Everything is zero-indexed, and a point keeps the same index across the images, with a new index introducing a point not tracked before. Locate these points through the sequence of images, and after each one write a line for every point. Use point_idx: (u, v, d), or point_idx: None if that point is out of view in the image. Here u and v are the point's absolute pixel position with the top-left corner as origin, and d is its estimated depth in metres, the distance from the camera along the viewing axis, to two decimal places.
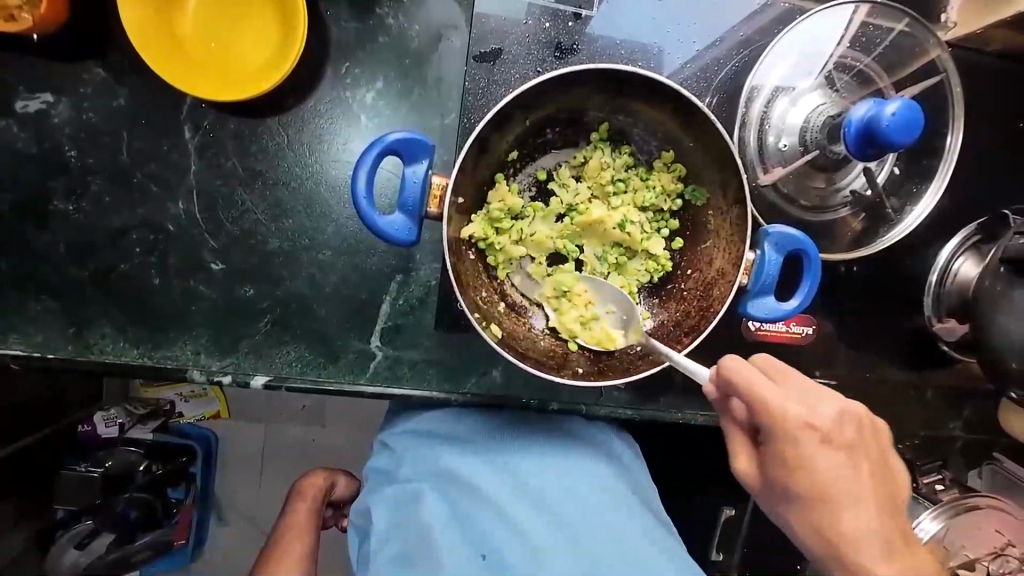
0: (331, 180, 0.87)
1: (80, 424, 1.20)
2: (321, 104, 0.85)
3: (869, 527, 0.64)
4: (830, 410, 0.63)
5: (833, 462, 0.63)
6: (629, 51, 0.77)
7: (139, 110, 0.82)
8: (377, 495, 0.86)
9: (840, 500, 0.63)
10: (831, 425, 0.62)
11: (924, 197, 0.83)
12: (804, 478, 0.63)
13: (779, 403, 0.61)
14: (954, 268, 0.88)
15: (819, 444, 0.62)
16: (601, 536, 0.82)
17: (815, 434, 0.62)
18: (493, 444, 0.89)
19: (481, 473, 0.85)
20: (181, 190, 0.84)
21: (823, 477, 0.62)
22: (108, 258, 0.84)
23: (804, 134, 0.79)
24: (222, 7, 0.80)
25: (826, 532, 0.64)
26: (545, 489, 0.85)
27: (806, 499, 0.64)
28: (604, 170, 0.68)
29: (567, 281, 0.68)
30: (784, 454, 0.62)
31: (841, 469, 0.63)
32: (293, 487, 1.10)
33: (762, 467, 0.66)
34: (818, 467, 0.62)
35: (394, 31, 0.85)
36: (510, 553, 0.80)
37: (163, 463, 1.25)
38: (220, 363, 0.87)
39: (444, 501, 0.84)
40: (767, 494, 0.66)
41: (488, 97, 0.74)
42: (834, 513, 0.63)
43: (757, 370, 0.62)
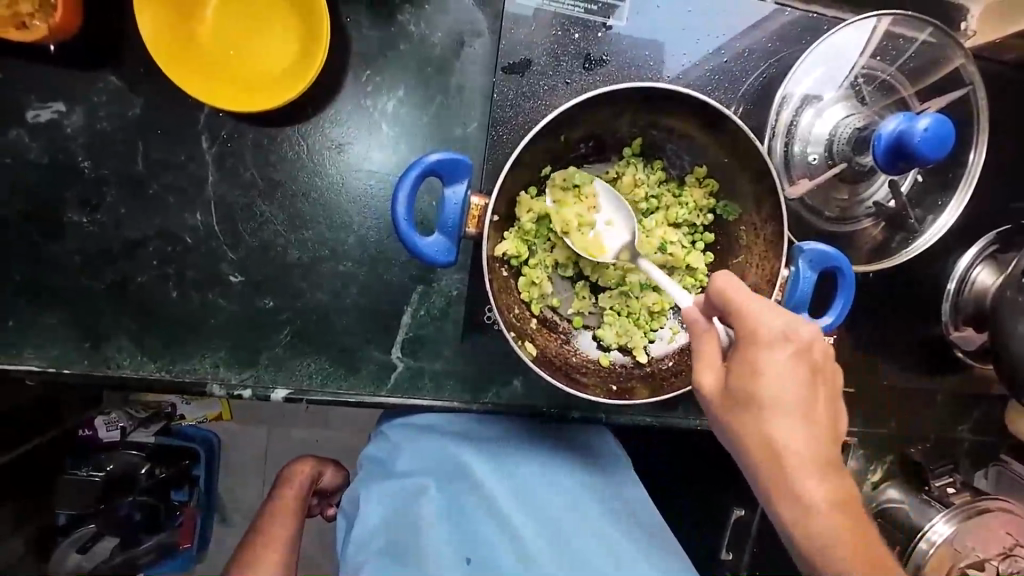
0: (352, 190, 0.85)
1: (82, 429, 1.17)
2: (340, 113, 0.84)
3: (807, 449, 0.58)
4: (813, 347, 0.58)
5: (779, 367, 0.56)
6: (658, 61, 0.76)
7: (155, 120, 0.80)
8: (369, 488, 0.87)
9: (769, 407, 0.57)
10: (803, 355, 0.57)
11: (947, 209, 0.84)
12: (767, 389, 0.57)
13: (750, 309, 0.57)
14: (972, 276, 0.89)
15: (778, 353, 0.56)
16: (590, 546, 0.85)
17: (771, 350, 0.57)
18: (498, 449, 0.89)
19: (484, 477, 0.87)
20: (199, 201, 0.83)
21: (775, 393, 0.57)
22: (124, 271, 0.83)
23: (831, 145, 0.78)
24: (239, 13, 0.78)
25: (766, 444, 0.58)
26: (540, 495, 0.87)
27: (760, 406, 0.57)
28: (636, 187, 0.69)
29: (578, 176, 0.67)
30: (748, 355, 0.57)
31: (786, 396, 0.57)
32: (279, 473, 1.06)
33: (727, 376, 0.59)
34: (780, 382, 0.57)
35: (416, 38, 0.83)
36: (500, 556, 0.83)
37: (166, 466, 1.25)
38: (240, 376, 0.85)
39: (439, 500, 0.86)
40: (744, 401, 0.58)
41: (516, 109, 0.73)
42: (767, 415, 0.57)
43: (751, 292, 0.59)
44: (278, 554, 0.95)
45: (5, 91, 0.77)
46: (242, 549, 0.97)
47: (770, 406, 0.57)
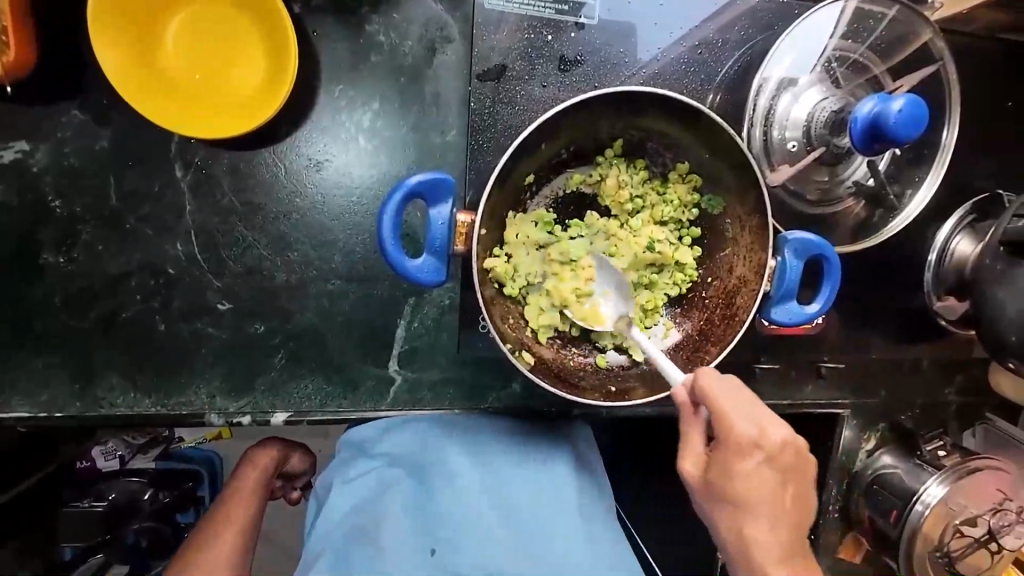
0: (334, 207, 0.84)
1: (78, 462, 1.14)
2: (315, 130, 0.82)
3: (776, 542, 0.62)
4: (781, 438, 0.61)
5: (759, 478, 0.60)
6: (633, 56, 0.76)
7: (125, 152, 0.78)
8: (337, 481, 0.85)
9: (752, 507, 0.61)
10: (778, 458, 0.61)
11: (924, 183, 0.86)
12: (744, 492, 0.61)
13: (732, 415, 0.59)
14: (951, 246, 0.91)
15: (758, 461, 0.60)
16: (557, 554, 0.81)
17: (754, 455, 0.60)
18: (478, 440, 0.87)
19: (454, 465, 0.85)
20: (179, 231, 0.81)
21: (754, 496, 0.61)
22: (108, 308, 0.81)
23: (808, 130, 0.79)
24: (202, 36, 0.75)
25: (740, 537, 0.62)
26: (509, 482, 0.85)
27: (739, 507, 0.61)
28: (621, 188, 0.69)
29: (575, 251, 0.67)
30: (727, 459, 0.60)
31: (761, 496, 0.61)
32: (245, 454, 1.00)
33: (706, 471, 0.62)
34: (759, 484, 0.61)
35: (387, 48, 0.81)
36: (459, 552, 0.80)
37: (168, 490, 1.20)
38: (237, 404, 0.85)
39: (408, 489, 0.85)
40: (711, 490, 0.62)
41: (495, 117, 0.72)
42: (743, 518, 0.62)
43: (740, 390, 0.62)
44: (238, 537, 0.91)
45: None
46: (201, 530, 0.93)
47: (739, 504, 0.61)
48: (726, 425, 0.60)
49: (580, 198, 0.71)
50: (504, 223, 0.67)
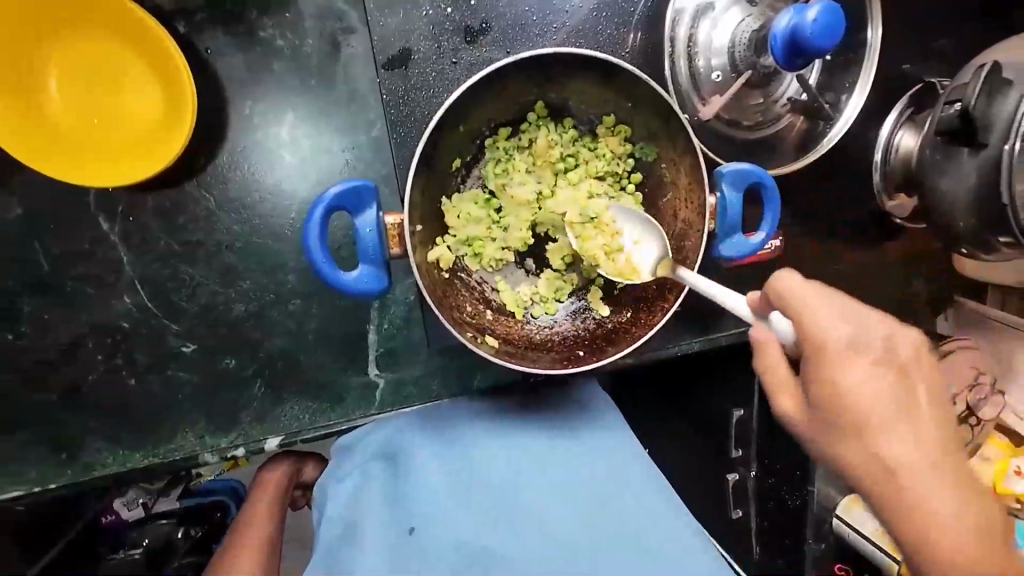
0: (274, 227, 0.82)
1: (104, 517, 1.09)
2: (236, 153, 0.79)
3: (915, 464, 0.51)
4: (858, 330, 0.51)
5: (867, 388, 0.50)
6: (541, 13, 0.73)
7: (44, 214, 0.75)
8: (332, 485, 0.87)
9: (875, 435, 0.51)
10: (833, 367, 0.51)
11: (857, 86, 0.84)
12: (857, 406, 0.51)
13: (818, 325, 0.51)
14: (895, 143, 0.90)
15: (863, 371, 0.50)
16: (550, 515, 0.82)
17: (848, 363, 0.51)
18: (458, 429, 0.88)
19: (434, 454, 0.86)
20: (123, 284, 0.79)
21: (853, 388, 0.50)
22: (71, 375, 0.80)
23: (732, 55, 0.77)
24: (87, 77, 0.71)
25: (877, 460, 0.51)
26: (489, 465, 0.85)
27: (844, 420, 0.51)
28: (555, 148, 0.67)
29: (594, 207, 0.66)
30: (823, 371, 0.51)
31: (867, 384, 0.50)
32: (257, 476, 1.03)
33: (805, 397, 0.54)
34: (836, 335, 0.51)
35: (288, 52, 0.77)
36: (436, 525, 0.80)
37: (200, 524, 1.15)
38: (227, 439, 0.85)
39: (390, 480, 0.86)
40: (771, 375, 0.56)
41: (411, 105, 0.70)
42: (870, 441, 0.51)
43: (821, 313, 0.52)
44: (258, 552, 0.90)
45: None
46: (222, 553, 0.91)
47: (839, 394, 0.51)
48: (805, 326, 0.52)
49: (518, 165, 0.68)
50: (442, 208, 0.66)
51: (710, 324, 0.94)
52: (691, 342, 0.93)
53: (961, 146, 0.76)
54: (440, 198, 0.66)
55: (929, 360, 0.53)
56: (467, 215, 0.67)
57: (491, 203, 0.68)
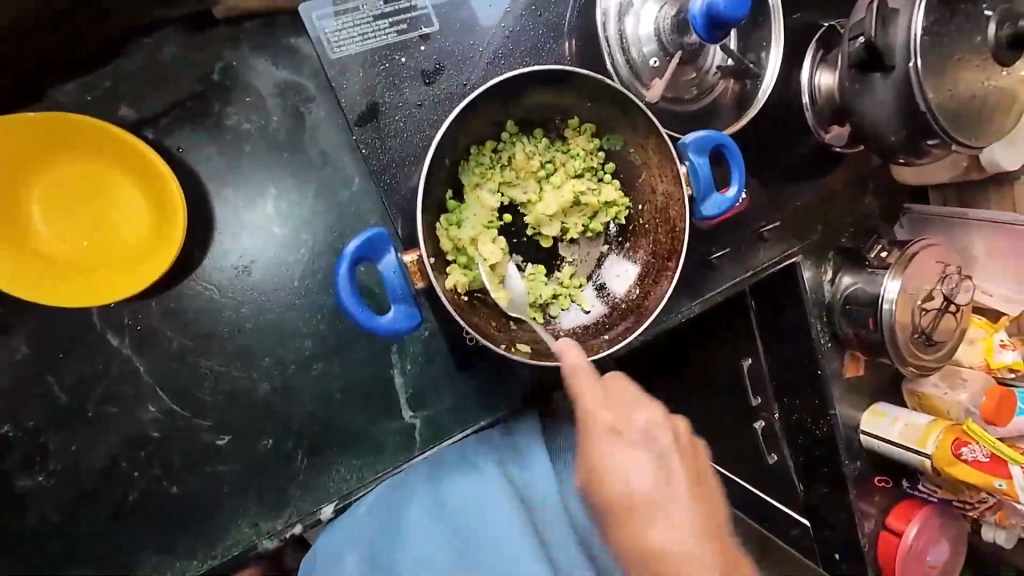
0: (280, 299, 0.83)
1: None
2: (228, 237, 0.81)
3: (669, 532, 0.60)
4: (658, 445, 0.63)
5: (634, 443, 0.63)
6: (485, 42, 0.78)
7: (51, 345, 0.75)
8: (318, 564, 0.75)
9: (603, 462, 0.62)
10: (629, 429, 0.63)
11: (771, 42, 0.94)
12: (609, 470, 0.62)
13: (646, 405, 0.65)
14: (818, 84, 1.00)
15: (657, 419, 0.64)
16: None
17: (643, 412, 0.65)
18: (450, 482, 0.76)
19: (421, 512, 0.74)
20: (144, 393, 0.78)
21: (638, 494, 0.61)
22: (113, 497, 0.78)
23: (661, 40, 0.85)
24: (70, 203, 0.73)
25: (619, 497, 0.61)
26: (473, 520, 0.71)
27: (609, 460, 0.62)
28: (533, 157, 0.72)
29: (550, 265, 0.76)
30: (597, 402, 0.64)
31: (671, 517, 0.60)
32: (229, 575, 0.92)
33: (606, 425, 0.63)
34: (641, 488, 0.61)
35: (257, 132, 0.80)
36: None
37: None
38: (282, 519, 0.84)
39: (367, 527, 0.75)
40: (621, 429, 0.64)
41: (390, 151, 0.74)
42: (620, 472, 0.61)
43: (644, 417, 0.64)
44: None
45: None
46: None
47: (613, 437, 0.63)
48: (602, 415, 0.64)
49: (504, 180, 0.72)
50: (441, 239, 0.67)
51: (701, 286, 1.02)
52: (692, 306, 1.00)
53: (874, 72, 0.86)
54: (438, 227, 0.68)
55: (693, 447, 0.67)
56: (469, 239, 0.69)
57: (487, 221, 0.71)
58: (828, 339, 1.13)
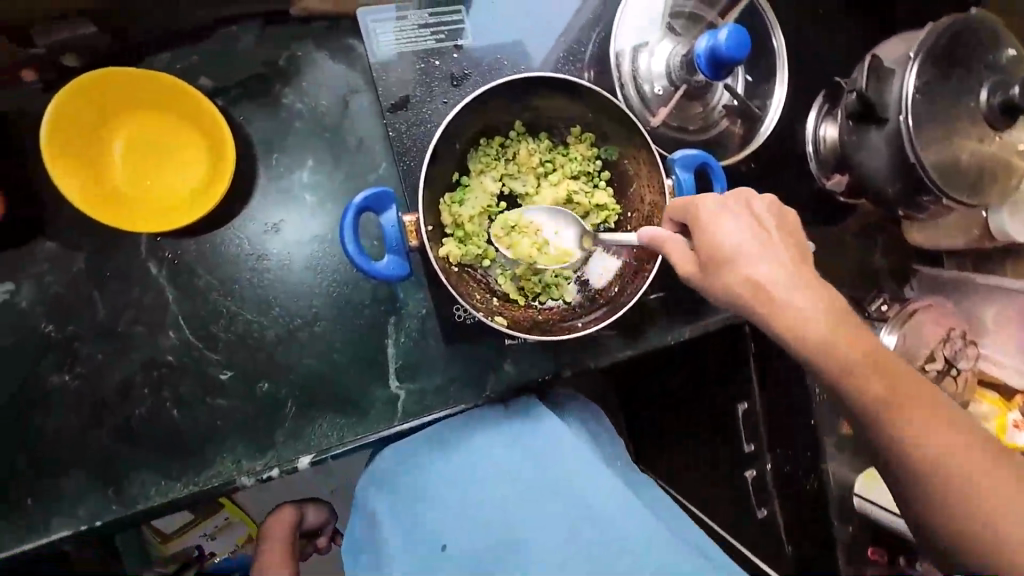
0: (300, 258, 0.93)
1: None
2: (266, 197, 0.93)
3: (780, 271, 0.66)
4: (749, 208, 0.70)
5: (748, 240, 0.67)
6: (511, 59, 0.90)
7: (101, 265, 0.86)
8: (369, 506, 0.87)
9: (723, 253, 0.68)
10: (767, 241, 0.67)
11: (776, 88, 1.01)
12: (725, 246, 0.67)
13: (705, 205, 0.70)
14: (822, 135, 1.07)
15: (717, 209, 0.69)
16: (536, 508, 0.77)
17: (764, 233, 0.68)
18: (459, 436, 0.88)
19: (443, 461, 0.85)
20: (168, 321, 0.88)
21: (757, 266, 0.66)
22: (121, 409, 0.87)
23: (670, 75, 0.94)
24: (144, 148, 0.87)
25: (749, 285, 0.66)
26: (495, 462, 0.83)
27: (728, 259, 0.67)
28: (535, 155, 0.82)
29: (511, 217, 0.79)
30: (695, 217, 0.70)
31: (779, 272, 0.66)
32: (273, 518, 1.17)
33: (699, 260, 0.69)
34: (737, 244, 0.67)
35: (307, 113, 0.93)
36: (461, 537, 0.77)
37: None
38: (263, 461, 0.90)
39: (393, 508, 0.84)
40: (717, 252, 0.68)
41: (414, 137, 0.85)
42: (742, 267, 0.66)
43: (709, 200, 0.71)
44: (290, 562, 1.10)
45: None
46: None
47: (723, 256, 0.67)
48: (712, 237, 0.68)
49: (507, 172, 0.82)
50: (442, 211, 0.78)
51: (697, 312, 1.04)
52: (682, 330, 1.03)
53: (870, 125, 0.92)
54: (442, 197, 0.79)
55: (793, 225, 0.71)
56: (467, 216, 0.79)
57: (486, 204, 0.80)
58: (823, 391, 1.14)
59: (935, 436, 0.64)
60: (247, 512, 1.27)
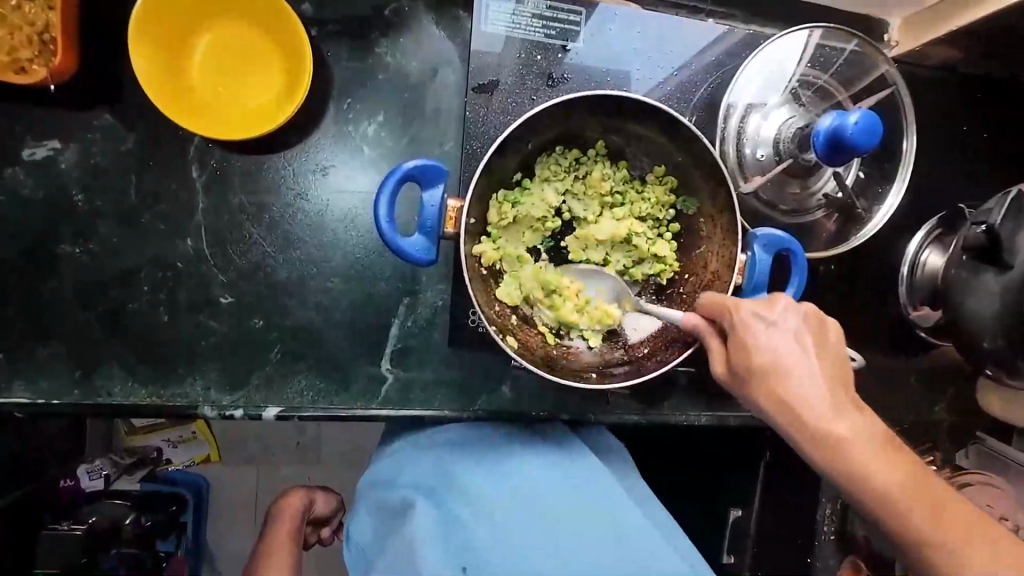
0: (336, 209, 0.90)
1: (63, 480, 1.15)
2: (325, 138, 0.89)
3: (843, 410, 0.60)
4: (785, 307, 0.63)
5: (787, 348, 0.61)
6: (615, 76, 0.85)
7: (147, 152, 0.85)
8: (382, 500, 0.84)
9: (772, 373, 0.61)
10: (795, 346, 0.61)
11: (889, 195, 0.90)
12: (764, 358, 0.61)
13: (736, 306, 0.63)
14: (922, 259, 0.95)
15: (757, 317, 0.62)
16: (594, 538, 0.78)
17: (772, 331, 0.62)
18: (495, 452, 0.86)
19: (474, 477, 0.82)
20: (190, 227, 0.86)
21: (781, 362, 0.61)
22: (117, 297, 0.85)
23: (777, 145, 0.85)
24: (227, 53, 0.85)
25: (785, 404, 0.61)
26: (530, 491, 0.81)
27: (763, 372, 0.61)
28: (609, 181, 0.74)
29: (550, 280, 0.73)
30: (731, 329, 0.63)
31: (816, 387, 0.60)
32: (273, 506, 1.03)
33: (729, 359, 0.64)
34: (779, 351, 0.61)
35: (393, 68, 0.90)
36: (493, 558, 0.75)
37: (152, 514, 1.21)
38: (231, 398, 0.87)
39: (436, 516, 0.78)
40: (742, 364, 0.62)
41: (490, 125, 0.81)
42: (780, 382, 0.61)
43: (744, 303, 0.63)
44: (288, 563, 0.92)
45: (5, 134, 0.82)
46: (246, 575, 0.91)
47: (769, 369, 0.61)
48: (745, 345, 0.62)
49: (573, 189, 0.75)
50: (491, 207, 0.71)
51: (721, 401, 0.94)
52: (700, 415, 0.93)
53: (987, 266, 0.80)
54: (496, 192, 0.72)
55: (821, 321, 0.63)
56: (515, 222, 0.73)
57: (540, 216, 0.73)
58: (833, 531, 1.02)
59: (961, 531, 0.58)
60: (214, 432, 1.27)
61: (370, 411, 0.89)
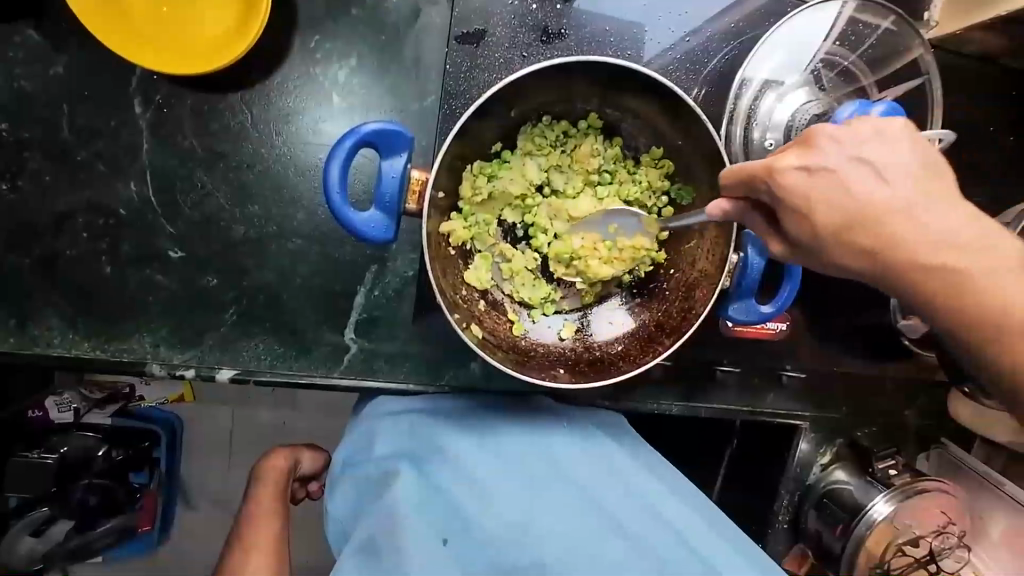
0: (297, 160, 0.81)
1: (31, 411, 1.05)
2: (288, 79, 0.79)
3: (944, 241, 0.51)
4: (840, 141, 0.51)
5: (860, 183, 0.51)
6: (619, 37, 0.75)
7: (82, 81, 0.75)
8: (358, 474, 0.77)
9: (847, 232, 0.51)
10: (875, 172, 0.51)
11: None
12: (829, 211, 0.51)
13: (775, 165, 0.52)
14: None
15: (807, 170, 0.51)
16: (592, 512, 0.73)
17: (838, 176, 0.51)
18: (481, 424, 0.81)
19: (458, 446, 0.77)
20: (133, 170, 0.78)
21: (850, 191, 0.51)
22: (52, 243, 0.77)
23: (790, 131, 0.76)
24: None
25: (873, 259, 0.52)
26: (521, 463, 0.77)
27: (831, 235, 0.52)
28: (598, 159, 0.68)
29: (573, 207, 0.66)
30: (780, 196, 0.52)
31: (917, 221, 0.51)
32: (256, 467, 0.98)
33: (803, 227, 0.52)
34: (850, 194, 0.51)
35: (369, 3, 0.79)
36: (485, 522, 0.70)
37: (124, 448, 1.15)
38: (182, 356, 0.81)
39: (417, 488, 0.73)
40: (821, 239, 0.52)
41: (472, 83, 0.72)
42: (855, 237, 0.51)
43: (788, 157, 0.51)
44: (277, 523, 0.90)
45: None
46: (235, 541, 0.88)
47: (859, 228, 0.51)
48: (805, 206, 0.51)
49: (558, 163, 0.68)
50: (463, 180, 0.65)
51: (696, 391, 0.92)
52: (672, 405, 0.91)
53: None
54: (473, 162, 0.66)
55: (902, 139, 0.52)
56: (489, 197, 0.66)
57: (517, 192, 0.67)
58: (787, 519, 1.01)
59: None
60: None
61: (331, 378, 0.84)
